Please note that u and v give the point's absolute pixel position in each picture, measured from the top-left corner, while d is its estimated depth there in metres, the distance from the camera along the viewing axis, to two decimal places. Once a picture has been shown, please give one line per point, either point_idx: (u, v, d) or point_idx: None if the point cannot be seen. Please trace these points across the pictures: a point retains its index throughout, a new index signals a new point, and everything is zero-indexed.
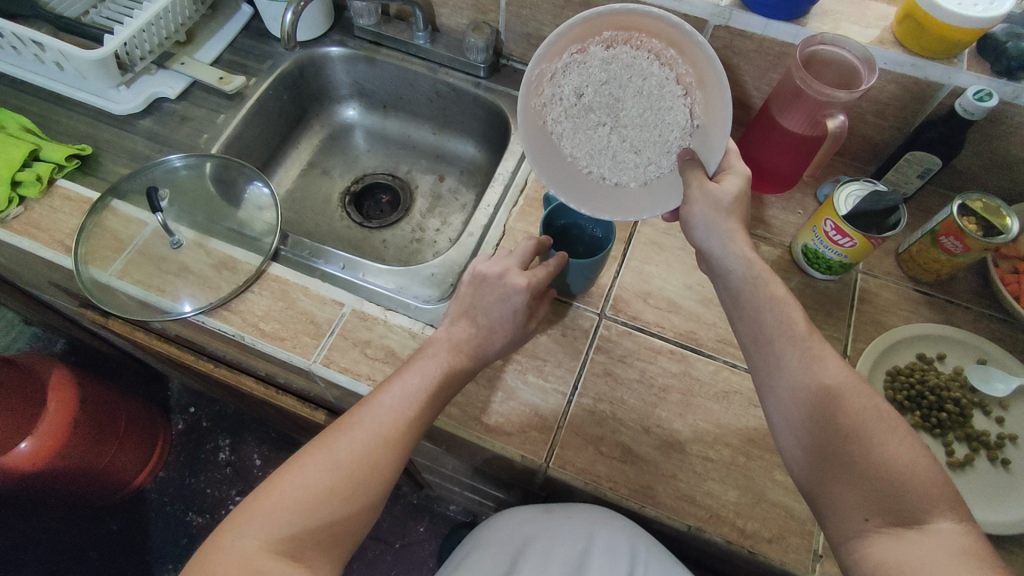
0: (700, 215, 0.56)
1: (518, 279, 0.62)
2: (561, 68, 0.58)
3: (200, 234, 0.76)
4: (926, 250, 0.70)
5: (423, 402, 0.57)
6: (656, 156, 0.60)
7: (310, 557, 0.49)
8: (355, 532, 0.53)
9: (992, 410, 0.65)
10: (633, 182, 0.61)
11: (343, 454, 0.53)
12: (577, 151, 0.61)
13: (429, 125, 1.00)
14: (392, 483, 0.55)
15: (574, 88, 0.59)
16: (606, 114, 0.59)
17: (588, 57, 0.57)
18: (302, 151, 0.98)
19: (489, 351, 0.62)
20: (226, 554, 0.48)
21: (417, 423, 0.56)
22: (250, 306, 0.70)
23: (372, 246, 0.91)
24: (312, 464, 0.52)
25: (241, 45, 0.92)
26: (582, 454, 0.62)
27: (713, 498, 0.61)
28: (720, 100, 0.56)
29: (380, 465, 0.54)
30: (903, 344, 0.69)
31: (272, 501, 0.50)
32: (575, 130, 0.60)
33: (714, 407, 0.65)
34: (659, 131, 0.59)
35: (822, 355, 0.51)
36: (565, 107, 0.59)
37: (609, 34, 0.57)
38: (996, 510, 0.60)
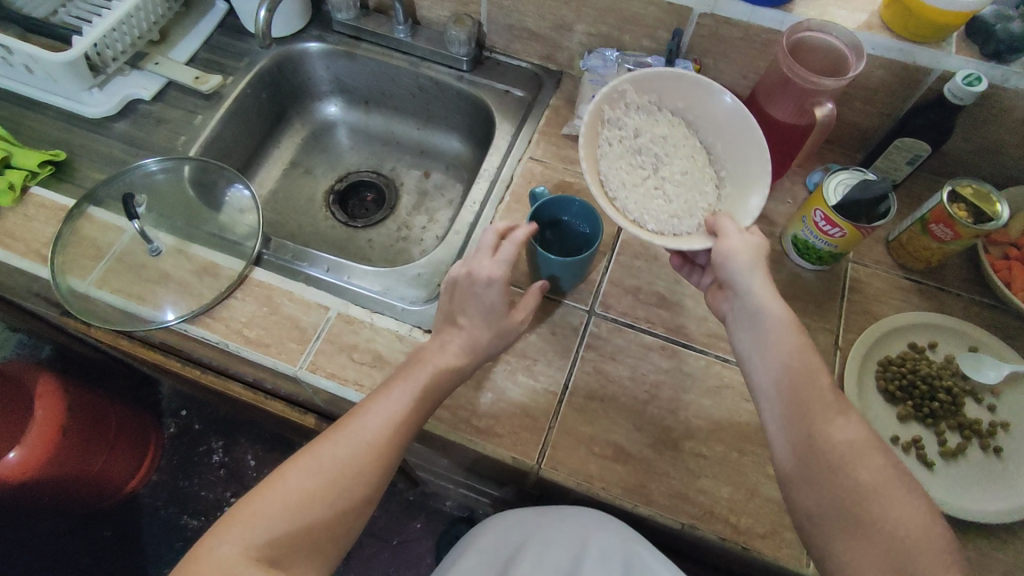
0: (737, 259, 0.55)
1: (495, 268, 0.59)
2: (633, 104, 0.63)
3: (180, 240, 0.74)
4: (917, 239, 0.70)
5: (412, 408, 0.56)
6: (679, 213, 0.61)
7: (291, 564, 0.49)
8: (342, 539, 0.53)
9: (984, 398, 0.65)
10: (652, 222, 0.59)
11: (325, 459, 0.53)
12: (613, 172, 0.61)
13: (413, 120, 0.98)
14: (378, 491, 0.54)
15: (635, 128, 0.64)
16: (647, 165, 0.64)
17: (655, 115, 0.65)
18: (283, 150, 0.96)
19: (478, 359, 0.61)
20: (205, 561, 0.48)
21: (404, 429, 0.55)
22: (233, 312, 0.69)
23: (358, 245, 0.90)
24: (296, 469, 0.52)
25: (216, 42, 0.90)
26: (574, 454, 0.62)
27: (707, 495, 0.60)
28: (755, 185, 0.60)
29: (366, 470, 0.53)
30: (895, 333, 0.68)
31: (255, 508, 0.50)
32: (618, 159, 0.62)
33: (704, 403, 0.65)
34: (689, 197, 0.62)
35: (836, 411, 0.51)
36: (619, 137, 0.63)
37: (680, 108, 0.65)
38: (988, 499, 0.60)
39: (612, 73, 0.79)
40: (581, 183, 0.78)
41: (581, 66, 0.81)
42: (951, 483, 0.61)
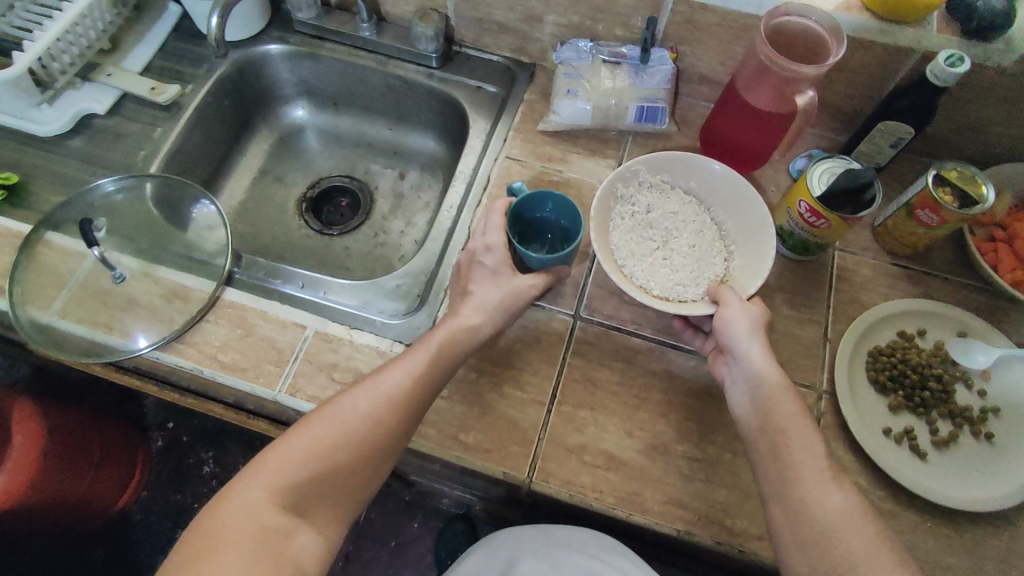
0: (736, 326, 0.59)
1: (491, 236, 0.64)
2: (646, 183, 0.70)
3: (145, 263, 0.71)
4: (903, 225, 0.69)
5: (428, 371, 0.58)
6: (685, 282, 0.66)
7: (314, 512, 0.53)
8: (361, 490, 0.55)
9: (974, 383, 0.65)
10: (657, 289, 0.65)
11: (347, 411, 0.55)
12: (623, 244, 0.68)
13: (384, 121, 0.94)
14: (397, 449, 0.57)
15: (648, 205, 0.70)
16: (659, 238, 0.69)
17: (668, 193, 0.71)
18: (251, 157, 0.92)
19: (493, 329, 0.62)
20: (233, 504, 0.51)
21: (422, 389, 0.57)
22: (207, 336, 0.66)
23: (334, 254, 0.87)
24: (319, 419, 0.55)
25: (172, 48, 0.85)
26: (565, 465, 0.61)
27: (702, 498, 0.60)
28: (758, 259, 0.65)
29: (387, 426, 0.55)
30: (884, 322, 0.67)
31: (280, 454, 0.53)
32: (630, 231, 0.69)
33: (694, 405, 0.64)
34: (697, 269, 0.67)
35: (830, 479, 0.52)
36: (631, 212, 0.70)
37: (692, 187, 0.71)
38: (980, 488, 0.60)
39: (586, 65, 0.77)
40: (559, 181, 0.76)
41: (555, 58, 0.78)
42: (944, 471, 0.61)
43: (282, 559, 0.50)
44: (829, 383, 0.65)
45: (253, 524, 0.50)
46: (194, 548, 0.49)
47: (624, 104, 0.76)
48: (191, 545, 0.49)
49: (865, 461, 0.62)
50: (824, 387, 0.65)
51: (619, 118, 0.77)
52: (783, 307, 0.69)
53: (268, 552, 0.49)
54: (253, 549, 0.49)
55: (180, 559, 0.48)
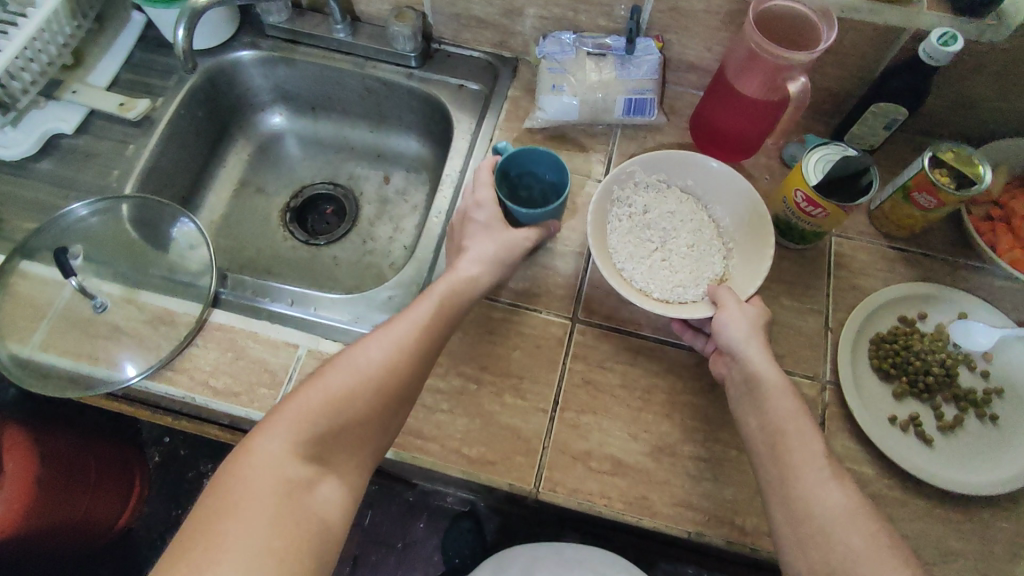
0: (735, 328, 0.59)
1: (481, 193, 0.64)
2: (642, 184, 0.70)
3: (126, 288, 0.69)
4: (899, 208, 0.68)
5: (434, 320, 0.59)
6: (684, 282, 0.66)
7: (335, 461, 0.52)
8: (380, 439, 0.55)
9: (977, 365, 0.65)
10: (656, 290, 0.65)
11: (361, 361, 0.55)
12: (621, 246, 0.68)
13: (365, 123, 0.92)
14: (411, 398, 0.57)
15: (645, 205, 0.70)
16: (657, 238, 0.69)
17: (664, 193, 0.71)
18: (230, 169, 0.89)
19: (491, 280, 0.63)
20: (252, 458, 0.49)
21: (431, 337, 0.58)
22: (196, 361, 0.64)
23: (322, 265, 0.85)
24: (333, 371, 0.54)
25: (139, 59, 0.82)
26: (571, 473, 0.60)
27: (710, 498, 0.59)
28: (757, 257, 0.65)
29: (402, 373, 0.55)
30: (884, 308, 0.67)
31: (296, 406, 0.52)
32: (628, 233, 0.69)
33: (698, 403, 0.63)
34: (696, 268, 0.67)
35: (829, 476, 0.51)
36: (628, 214, 0.69)
37: (688, 186, 0.71)
38: (987, 470, 0.60)
39: (570, 60, 0.74)
40: None
41: (538, 52, 0.76)
42: (950, 456, 0.61)
43: (308, 510, 0.49)
44: (832, 374, 0.65)
45: (276, 476, 0.49)
46: (214, 504, 0.47)
47: (611, 96, 0.74)
48: (210, 502, 0.47)
49: (872, 450, 0.61)
50: (828, 377, 0.65)
51: (607, 112, 0.75)
52: (782, 298, 0.68)
53: (294, 503, 0.48)
54: (276, 503, 0.48)
55: (201, 516, 0.47)
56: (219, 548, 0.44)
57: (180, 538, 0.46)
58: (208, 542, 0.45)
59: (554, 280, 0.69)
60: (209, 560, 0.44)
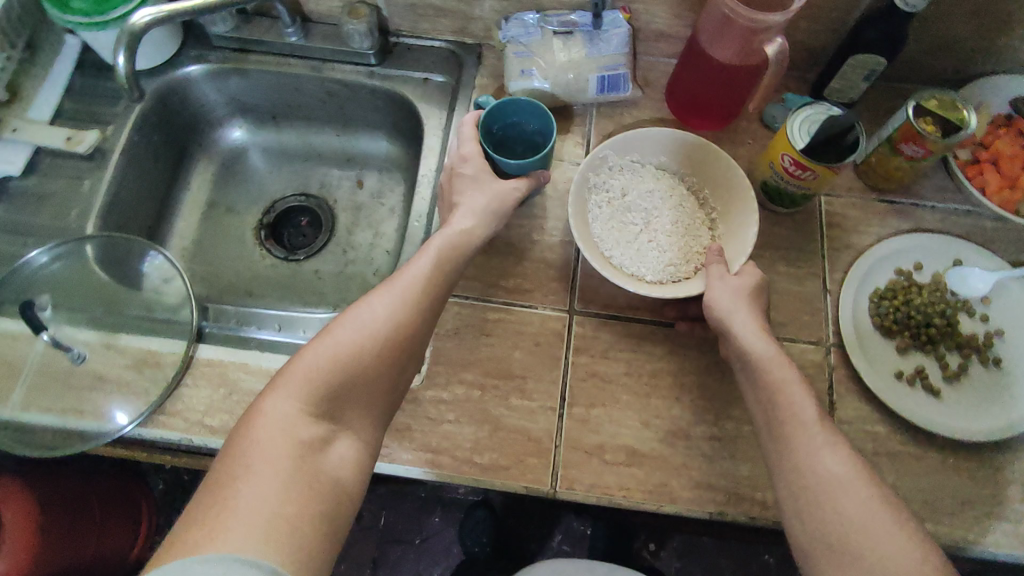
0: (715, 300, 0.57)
1: (466, 147, 0.63)
2: (617, 166, 0.68)
3: (104, 333, 0.66)
4: (886, 160, 0.67)
5: (436, 273, 0.57)
6: (673, 260, 0.65)
7: (347, 420, 0.51)
8: (390, 396, 0.54)
9: (976, 310, 0.65)
10: (647, 273, 0.64)
11: (366, 317, 0.53)
12: (605, 232, 0.66)
13: (329, 127, 0.88)
14: (417, 354, 0.56)
15: (623, 187, 0.68)
16: (640, 219, 0.68)
17: (640, 172, 0.69)
18: (196, 192, 0.86)
19: (485, 233, 0.61)
20: (261, 421, 0.47)
21: (434, 290, 0.56)
22: (188, 402, 0.61)
23: (305, 280, 0.82)
24: (339, 329, 0.52)
25: (81, 87, 0.77)
26: (587, 469, 0.59)
27: (728, 477, 0.59)
28: (741, 223, 0.64)
29: (408, 326, 0.54)
30: (879, 264, 0.67)
31: (304, 366, 0.50)
32: (610, 218, 0.67)
33: (705, 382, 0.62)
34: (683, 244, 0.66)
35: (824, 445, 0.49)
36: (608, 199, 0.68)
37: (663, 161, 0.69)
38: (995, 413, 0.60)
39: (536, 40, 0.72)
40: None
41: (501, 37, 0.73)
42: (958, 405, 0.61)
43: (323, 469, 0.47)
44: (836, 338, 0.64)
45: (288, 436, 0.46)
46: (224, 471, 0.45)
47: (583, 76, 0.72)
48: (221, 468, 0.45)
49: (882, 408, 0.61)
50: (832, 341, 0.64)
51: (581, 92, 0.73)
52: (778, 265, 0.67)
53: (308, 462, 0.46)
54: (290, 462, 0.45)
55: (211, 483, 0.44)
56: (232, 513, 0.42)
57: (186, 510, 0.43)
58: (222, 504, 0.42)
59: (547, 273, 0.67)
60: (223, 524, 0.41)
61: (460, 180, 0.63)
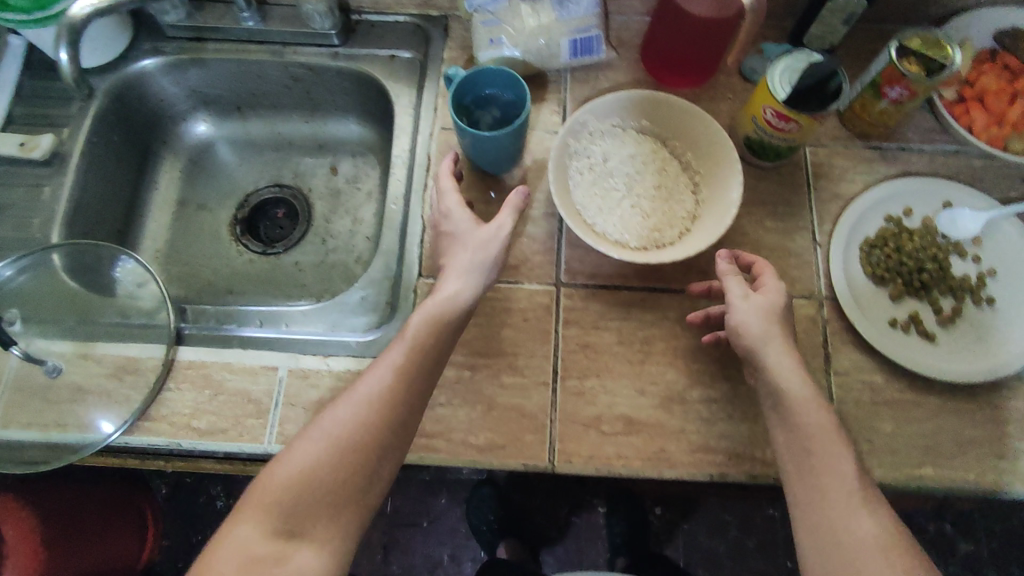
0: (748, 330, 0.53)
1: (446, 201, 0.61)
2: (597, 131, 0.66)
3: (78, 343, 0.63)
4: (870, 105, 0.65)
5: (407, 364, 0.53)
6: (657, 225, 0.63)
7: (315, 533, 0.47)
8: (364, 503, 0.50)
9: (967, 252, 0.64)
10: (632, 240, 0.63)
11: (329, 424, 0.50)
12: (587, 200, 0.64)
13: (297, 115, 0.85)
14: (395, 453, 0.52)
15: (604, 152, 0.66)
16: (622, 184, 0.66)
17: (621, 136, 0.67)
18: (164, 190, 0.83)
19: (476, 294, 0.57)
20: (223, 550, 0.45)
21: (406, 382, 0.52)
22: (173, 406, 0.60)
23: (286, 274, 0.80)
24: (304, 439, 0.50)
25: (31, 90, 0.74)
26: (585, 441, 0.58)
27: (728, 438, 0.58)
28: (725, 185, 0.62)
29: (373, 429, 0.50)
30: (868, 211, 0.65)
31: (268, 484, 0.48)
32: (592, 185, 0.65)
33: (698, 345, 0.61)
34: (667, 208, 0.64)
35: (850, 479, 0.49)
36: (588, 165, 0.66)
37: (644, 123, 0.67)
38: (990, 355, 0.60)
39: (504, 6, 0.69)
40: None
41: (468, 6, 0.71)
42: (954, 348, 0.60)
43: None
44: (829, 289, 0.63)
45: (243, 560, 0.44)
46: None
47: (555, 41, 0.69)
48: None
49: (878, 357, 0.61)
50: (824, 294, 0.63)
51: (553, 58, 0.70)
52: (766, 221, 0.66)
53: None
54: None
55: None
56: None
57: None
58: None
59: (531, 247, 0.65)
60: None
61: (453, 238, 0.60)
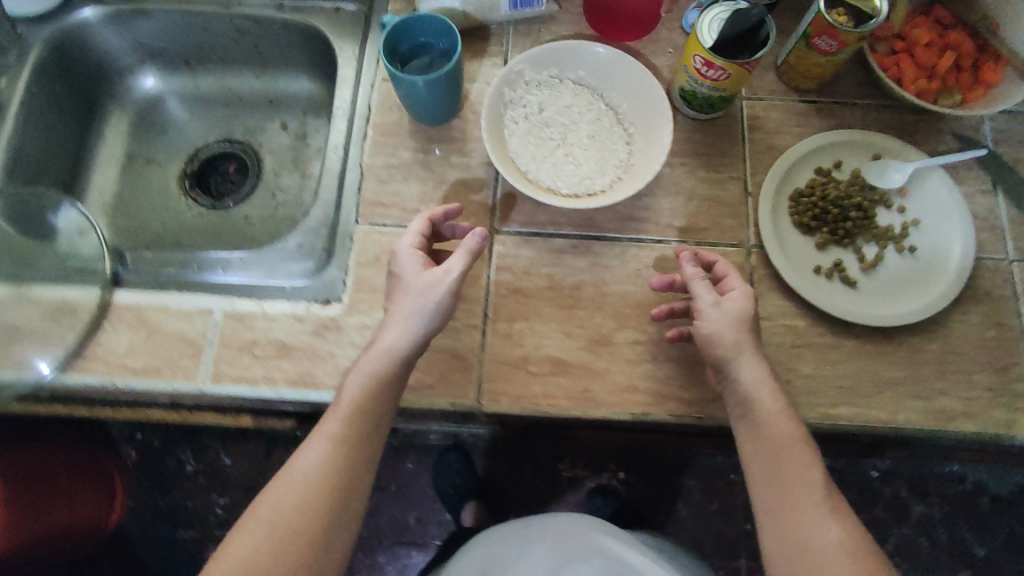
0: (719, 342, 0.54)
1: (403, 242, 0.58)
2: (533, 81, 0.66)
3: (17, 287, 0.65)
4: (804, 59, 0.66)
5: (348, 430, 0.52)
6: (590, 173, 0.64)
7: None
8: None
9: (893, 202, 0.65)
10: (564, 187, 0.64)
11: (273, 507, 0.49)
12: (520, 148, 0.65)
13: (247, 70, 0.85)
14: (347, 523, 0.51)
15: (540, 102, 0.67)
16: (557, 134, 0.66)
17: (558, 87, 0.67)
18: (111, 144, 0.83)
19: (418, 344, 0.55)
20: None
21: (349, 448, 0.52)
22: (108, 346, 0.61)
23: (234, 227, 0.81)
24: (248, 525, 0.49)
25: None
26: (512, 381, 0.59)
27: (651, 379, 0.60)
28: (657, 134, 0.63)
29: (320, 504, 0.49)
30: (801, 163, 0.66)
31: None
32: (527, 133, 0.66)
33: (627, 290, 0.63)
34: (601, 157, 0.65)
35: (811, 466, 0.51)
36: (524, 114, 0.66)
37: (581, 75, 0.68)
38: (908, 301, 0.61)
39: None
40: None
41: None
42: (874, 295, 0.62)
43: None
44: (755, 235, 0.64)
45: None
46: None
47: None
48: None
49: (801, 303, 0.62)
50: (753, 242, 0.64)
51: (494, 10, 0.70)
52: (700, 171, 0.67)
53: None
54: None
55: None
56: None
57: None
58: None
59: (466, 195, 0.66)
60: None
61: (397, 281, 0.57)
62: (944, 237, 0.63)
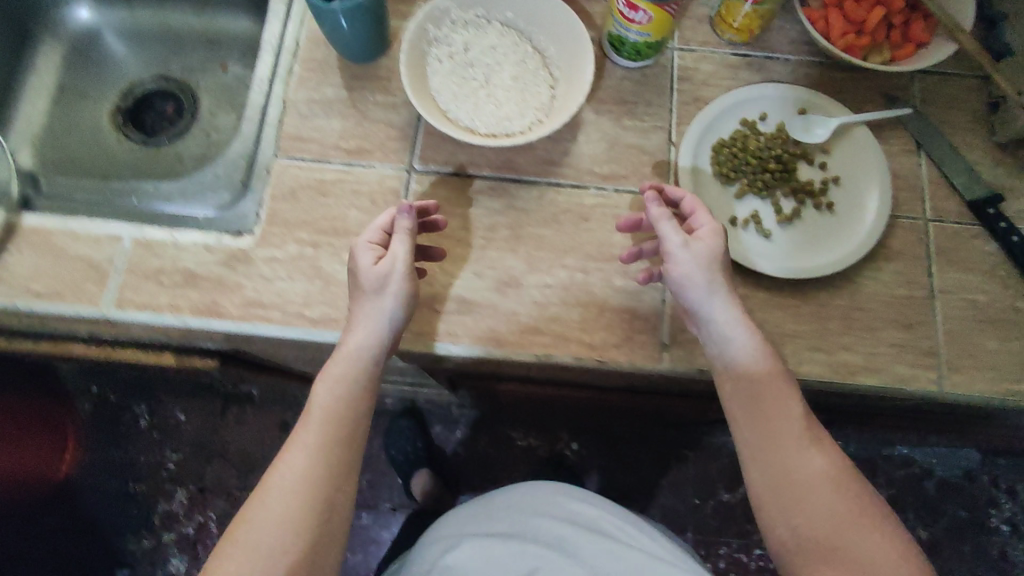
0: (694, 285, 0.57)
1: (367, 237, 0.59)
2: (459, 21, 0.66)
3: None
4: (734, 8, 0.67)
5: (333, 432, 0.55)
6: (510, 114, 0.64)
7: None
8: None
9: (815, 158, 0.67)
10: (482, 127, 0.63)
11: (272, 512, 0.51)
12: (441, 86, 0.64)
13: (184, 6, 0.83)
14: (342, 518, 0.54)
15: (465, 41, 0.66)
16: (480, 75, 0.66)
17: (484, 27, 0.67)
18: (41, 75, 0.81)
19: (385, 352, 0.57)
20: None
21: (338, 446, 0.54)
22: (10, 268, 0.60)
23: (165, 163, 0.80)
24: (249, 532, 0.50)
25: None
26: (420, 317, 0.60)
27: (557, 321, 0.61)
28: (578, 78, 0.62)
29: (318, 503, 0.52)
30: (726, 115, 0.67)
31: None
32: (450, 72, 0.65)
33: (541, 233, 0.63)
34: (522, 100, 0.65)
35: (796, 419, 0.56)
36: (449, 53, 0.65)
37: (509, 16, 0.67)
38: (822, 252, 0.64)
39: None
40: None
41: None
42: (789, 244, 0.64)
43: None
44: (677, 180, 0.65)
45: None
46: None
47: None
48: None
49: None
50: None
51: None
52: (623, 120, 0.67)
53: None
54: None
55: None
56: None
57: None
58: None
59: (388, 133, 0.66)
60: None
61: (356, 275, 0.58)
62: (862, 190, 0.66)
